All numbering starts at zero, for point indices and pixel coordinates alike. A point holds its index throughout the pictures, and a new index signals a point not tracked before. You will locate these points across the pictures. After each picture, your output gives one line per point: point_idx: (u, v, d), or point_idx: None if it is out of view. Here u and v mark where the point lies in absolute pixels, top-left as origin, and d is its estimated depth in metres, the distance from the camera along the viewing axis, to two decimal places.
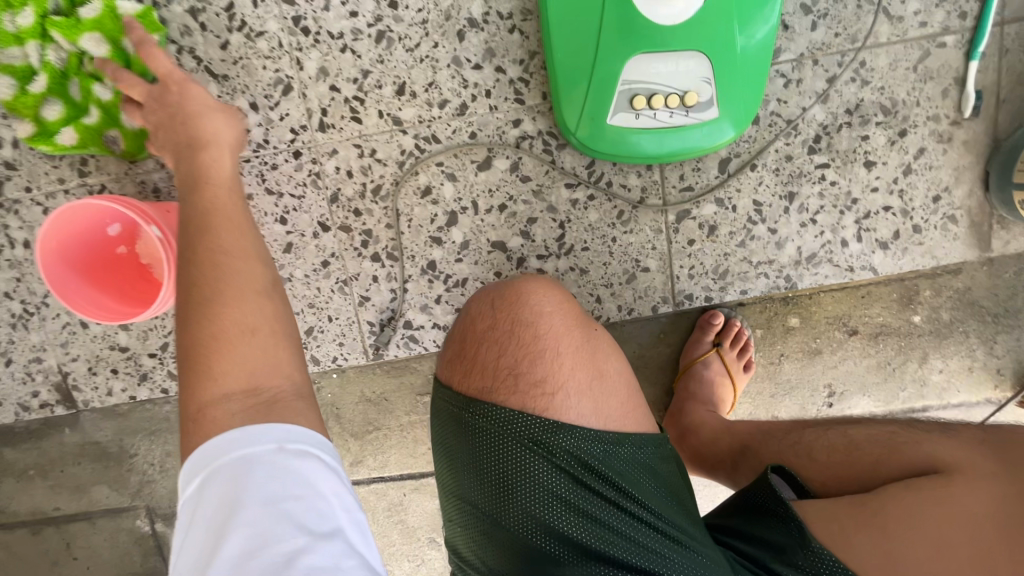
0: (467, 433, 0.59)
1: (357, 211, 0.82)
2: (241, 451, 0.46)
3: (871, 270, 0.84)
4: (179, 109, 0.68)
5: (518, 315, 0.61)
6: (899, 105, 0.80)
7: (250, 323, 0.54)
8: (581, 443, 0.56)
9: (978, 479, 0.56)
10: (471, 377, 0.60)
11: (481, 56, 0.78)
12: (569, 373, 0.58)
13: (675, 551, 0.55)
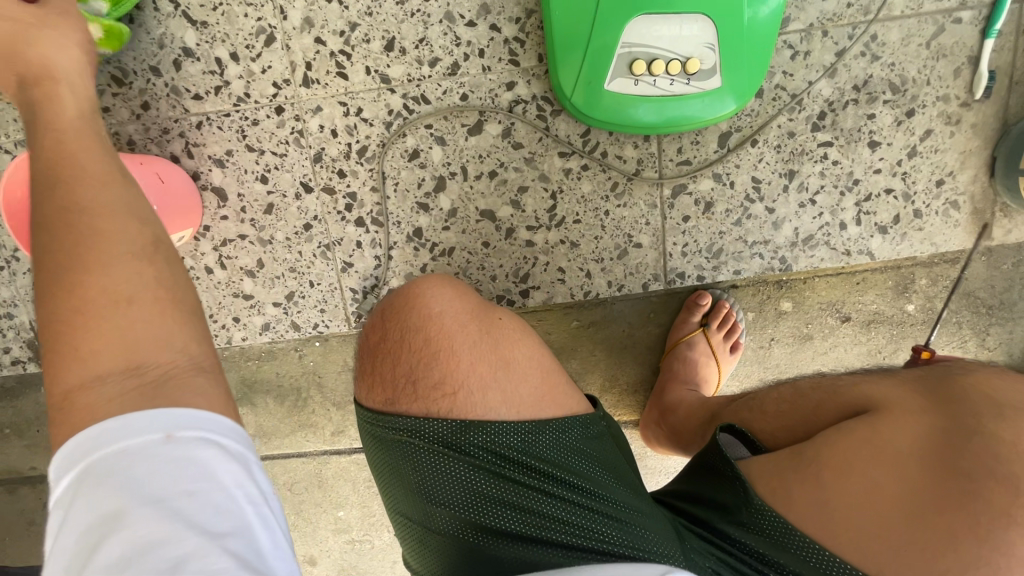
0: (383, 447, 0.56)
1: (341, 172, 0.78)
2: (114, 445, 0.35)
3: (867, 254, 0.82)
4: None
5: (407, 322, 0.57)
6: (908, 83, 0.76)
7: (122, 292, 0.40)
8: (494, 436, 0.53)
9: (911, 412, 0.51)
10: (377, 394, 0.56)
11: (476, 12, 0.74)
12: (468, 369, 0.54)
13: (611, 529, 0.51)
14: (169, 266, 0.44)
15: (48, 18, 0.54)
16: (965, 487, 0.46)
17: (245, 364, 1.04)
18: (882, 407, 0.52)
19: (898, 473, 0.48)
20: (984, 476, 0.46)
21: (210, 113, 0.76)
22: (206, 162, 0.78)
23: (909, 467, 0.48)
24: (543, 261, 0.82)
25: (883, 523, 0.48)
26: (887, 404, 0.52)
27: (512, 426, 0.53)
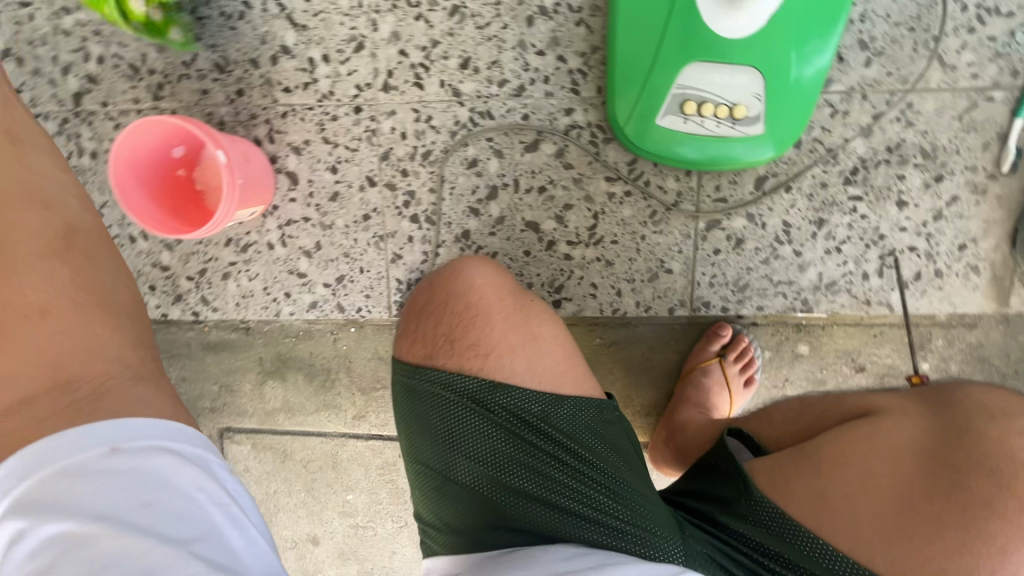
0: (413, 396, 0.61)
1: (404, 171, 0.86)
2: (60, 461, 0.47)
3: (886, 306, 0.87)
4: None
5: (452, 288, 0.64)
6: (939, 151, 0.82)
7: (37, 299, 0.61)
8: (518, 399, 0.58)
9: (904, 418, 0.56)
10: (416, 349, 0.63)
11: (546, 43, 0.81)
12: (501, 335, 0.60)
13: (616, 503, 0.55)
14: (90, 268, 0.67)
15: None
16: (956, 482, 0.51)
17: (282, 341, 1.10)
18: (881, 410, 0.58)
19: (893, 468, 0.53)
20: (973, 474, 0.51)
21: (296, 105, 0.84)
22: (285, 148, 0.86)
23: (903, 463, 0.53)
24: (578, 275, 0.88)
25: (876, 512, 0.51)
26: (886, 408, 0.58)
27: (536, 395, 0.58)
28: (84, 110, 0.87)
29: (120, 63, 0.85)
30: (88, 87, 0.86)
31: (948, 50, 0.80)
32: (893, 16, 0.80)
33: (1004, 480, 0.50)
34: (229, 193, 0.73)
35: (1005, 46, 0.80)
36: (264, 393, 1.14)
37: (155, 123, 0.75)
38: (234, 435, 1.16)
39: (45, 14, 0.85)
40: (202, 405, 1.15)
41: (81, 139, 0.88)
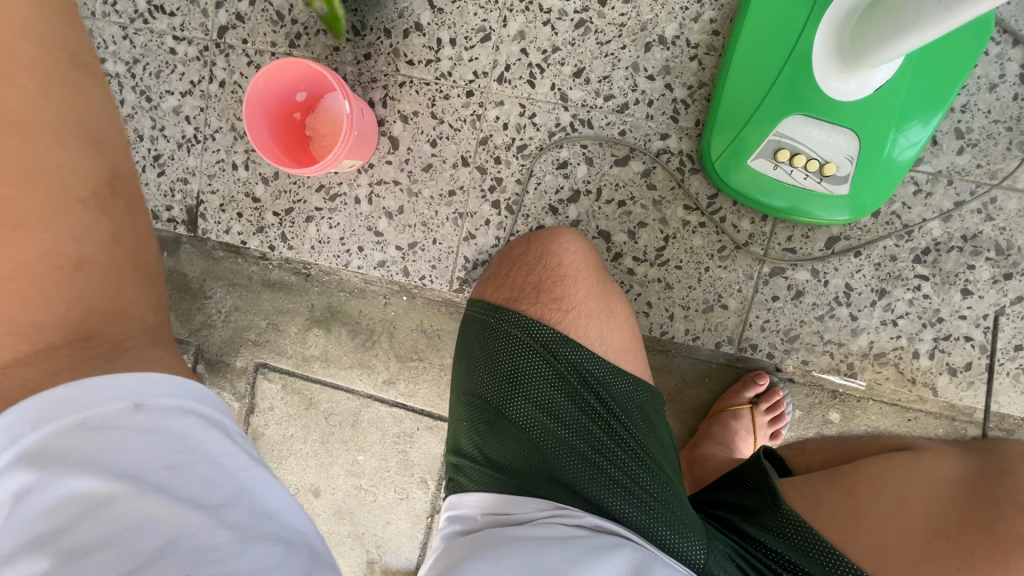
0: (489, 333, 0.70)
1: (497, 159, 0.91)
2: (86, 412, 0.40)
3: (930, 390, 0.87)
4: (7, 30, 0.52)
5: (549, 247, 0.74)
6: (1013, 250, 0.83)
7: (74, 255, 0.48)
8: (582, 356, 0.67)
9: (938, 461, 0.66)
10: (503, 291, 0.73)
11: (657, 70, 0.86)
12: (583, 299, 0.70)
13: (648, 476, 0.64)
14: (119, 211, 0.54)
15: None
16: (991, 512, 0.59)
17: (337, 293, 1.15)
18: (919, 457, 0.67)
19: (930, 499, 0.62)
20: (1005, 508, 0.59)
21: (414, 78, 0.91)
22: (394, 114, 0.92)
23: (938, 496, 0.62)
24: (636, 291, 0.91)
25: (910, 531, 0.60)
26: (921, 454, 0.68)
27: (600, 358, 0.68)
28: (225, 43, 0.95)
29: (268, 8, 0.93)
30: (234, 23, 0.94)
31: None
32: (993, 113, 0.81)
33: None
34: (348, 139, 0.79)
35: None
36: (306, 338, 1.18)
37: (296, 65, 0.83)
38: (267, 372, 1.20)
39: None
40: (246, 337, 1.20)
41: (215, 68, 0.96)
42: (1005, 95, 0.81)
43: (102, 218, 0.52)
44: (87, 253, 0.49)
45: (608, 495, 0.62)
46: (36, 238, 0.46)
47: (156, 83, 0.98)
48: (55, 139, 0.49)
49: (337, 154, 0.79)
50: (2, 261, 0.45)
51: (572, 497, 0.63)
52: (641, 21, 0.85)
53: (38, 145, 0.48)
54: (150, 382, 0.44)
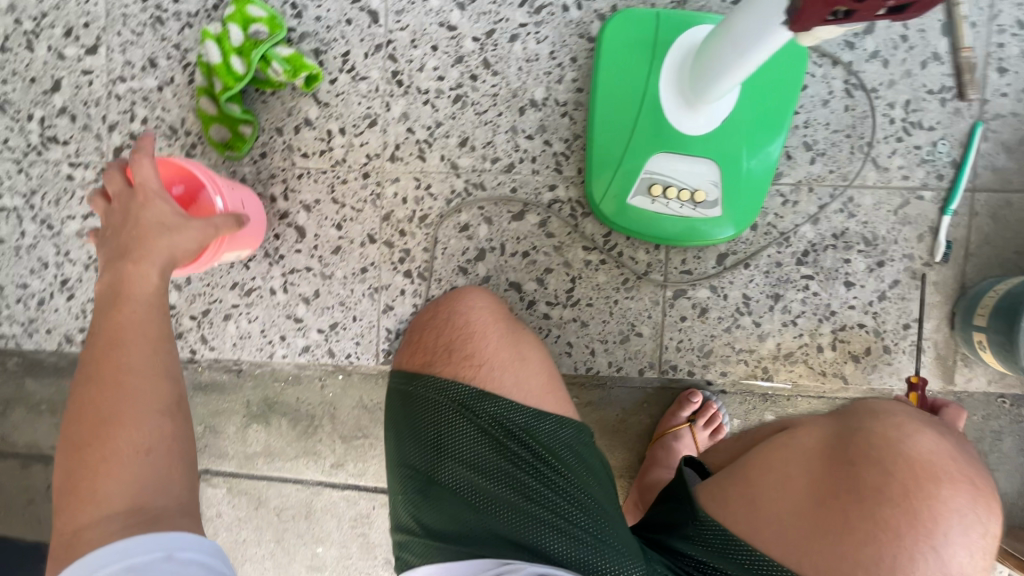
0: (408, 401, 0.70)
1: (402, 231, 0.95)
2: (126, 560, 0.48)
3: (841, 379, 0.93)
4: (132, 226, 0.66)
5: (455, 307, 0.75)
6: (879, 239, 0.91)
7: (141, 444, 0.56)
8: (503, 409, 0.67)
9: (812, 425, 0.68)
10: (417, 355, 0.73)
11: (534, 129, 0.92)
12: (493, 351, 0.71)
13: (584, 514, 0.64)
14: (170, 420, 0.58)
15: (148, 192, 0.67)
16: (852, 471, 0.60)
17: (271, 384, 1.14)
18: (798, 429, 0.69)
19: (805, 471, 0.63)
20: (864, 466, 0.60)
21: (311, 169, 0.95)
22: (297, 205, 0.95)
23: (814, 462, 0.63)
24: (555, 334, 0.95)
25: (795, 511, 0.61)
26: (798, 427, 0.69)
27: (518, 408, 0.68)
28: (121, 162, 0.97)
29: (161, 124, 0.96)
30: (128, 142, 0.96)
31: (881, 154, 0.90)
32: (832, 124, 0.90)
33: (893, 468, 0.59)
34: (219, 240, 0.78)
35: (930, 153, 0.89)
36: (246, 436, 1.15)
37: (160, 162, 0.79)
38: (211, 477, 1.17)
39: (103, 80, 0.96)
40: None
41: None
42: (838, 107, 0.90)
43: (167, 421, 0.58)
44: (154, 441, 0.56)
45: (546, 540, 0.63)
46: (119, 432, 0.55)
47: (57, 210, 0.98)
48: (149, 379, 0.59)
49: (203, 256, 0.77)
50: (99, 453, 0.54)
51: (514, 550, 0.64)
52: (512, 89, 0.92)
53: (136, 376, 0.59)
54: (182, 534, 0.51)
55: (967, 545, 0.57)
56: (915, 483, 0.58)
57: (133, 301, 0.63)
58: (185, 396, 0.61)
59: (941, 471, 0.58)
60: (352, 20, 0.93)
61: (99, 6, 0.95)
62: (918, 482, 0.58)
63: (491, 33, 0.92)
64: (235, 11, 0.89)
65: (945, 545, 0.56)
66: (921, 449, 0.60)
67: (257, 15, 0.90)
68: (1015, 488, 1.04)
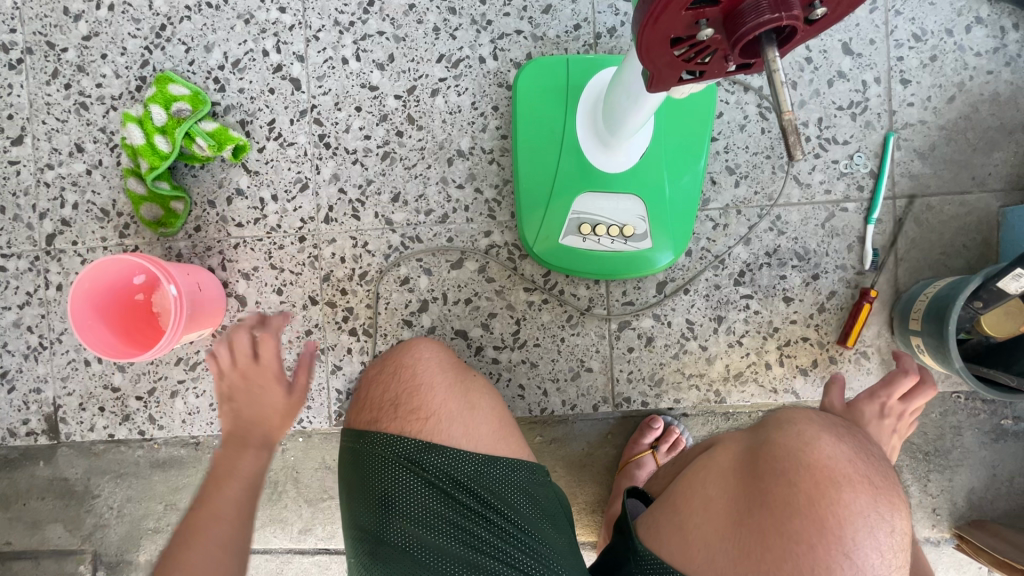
0: (356, 459, 0.69)
1: (343, 290, 0.95)
2: None
3: (792, 394, 0.93)
4: (248, 405, 0.70)
5: (401, 360, 0.74)
6: (811, 253, 0.93)
7: None
8: (451, 461, 0.67)
9: (737, 439, 0.69)
10: (364, 413, 0.72)
11: (464, 178, 0.94)
12: (438, 401, 0.70)
13: (535, 560, 0.66)
14: None
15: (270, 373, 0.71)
16: (763, 486, 0.60)
17: None
18: (722, 445, 0.70)
19: (724, 490, 0.64)
20: (772, 479, 0.60)
21: (247, 237, 0.95)
22: (235, 274, 0.95)
23: (733, 479, 0.64)
24: (506, 377, 0.94)
25: (718, 531, 0.61)
26: (724, 442, 0.70)
27: (466, 457, 0.67)
28: (54, 248, 0.96)
29: (92, 207, 0.95)
30: (60, 228, 0.96)
31: (802, 171, 0.92)
32: (751, 147, 0.93)
33: (796, 479, 0.59)
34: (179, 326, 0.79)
35: (848, 166, 0.92)
36: None
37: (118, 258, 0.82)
38: None
39: (31, 168, 0.96)
40: (144, 527, 1.12)
41: (50, 273, 0.96)
42: (754, 130, 0.93)
43: None
44: None
45: None
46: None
47: None
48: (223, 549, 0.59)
49: (162, 346, 0.77)
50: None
51: None
52: (438, 141, 0.94)
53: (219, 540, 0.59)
54: None
55: (878, 548, 0.56)
56: (818, 492, 0.58)
57: (237, 481, 0.64)
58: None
59: (841, 476, 0.58)
60: (275, 89, 0.94)
61: (22, 98, 0.96)
62: (821, 490, 0.58)
63: (412, 90, 0.94)
64: (156, 92, 0.91)
65: (857, 551, 0.56)
66: (822, 455, 0.60)
67: (179, 93, 0.91)
68: (982, 481, 1.05)
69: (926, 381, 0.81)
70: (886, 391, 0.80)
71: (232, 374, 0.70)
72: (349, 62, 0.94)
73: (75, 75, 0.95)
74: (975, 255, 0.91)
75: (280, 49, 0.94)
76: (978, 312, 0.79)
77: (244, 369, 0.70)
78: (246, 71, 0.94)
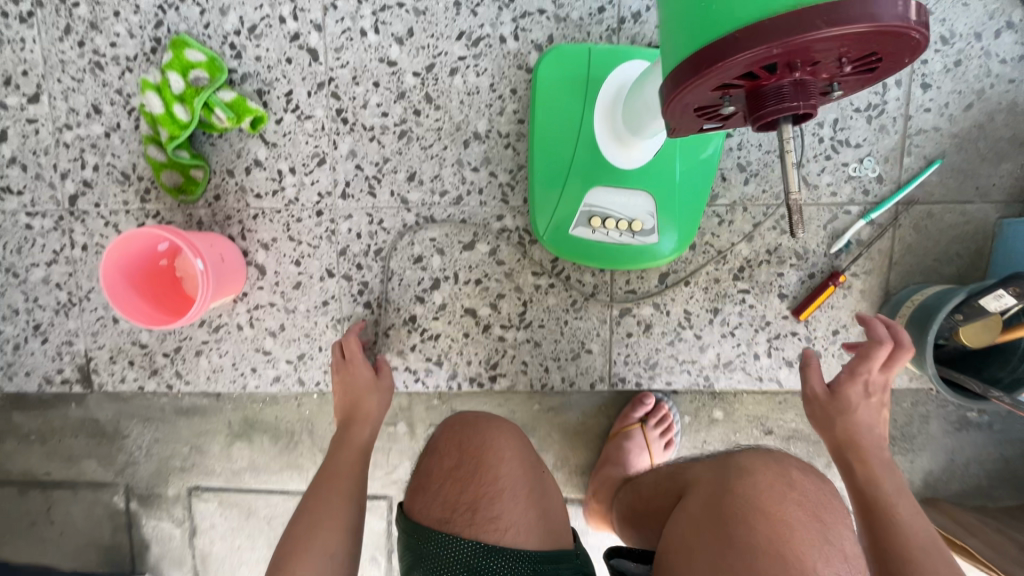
0: (425, 558, 0.71)
1: (359, 265, 0.99)
2: None
3: (776, 382, 1.00)
4: (353, 387, 0.91)
5: (482, 458, 0.78)
6: (810, 253, 0.96)
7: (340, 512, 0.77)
8: (516, 564, 0.69)
9: (701, 478, 0.74)
10: (436, 509, 0.75)
11: (479, 161, 0.95)
12: (513, 508, 0.74)
13: None
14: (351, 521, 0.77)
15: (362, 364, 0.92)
16: (730, 528, 0.64)
17: (250, 405, 1.20)
18: (689, 489, 0.74)
19: (695, 531, 0.67)
20: (736, 522, 0.64)
21: (266, 209, 0.97)
22: (255, 244, 0.98)
23: (700, 521, 0.68)
24: (510, 354, 1.00)
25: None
26: (692, 485, 0.75)
27: (533, 561, 0.70)
28: (77, 209, 0.98)
29: (112, 170, 0.97)
30: (82, 190, 0.98)
31: (811, 173, 0.94)
32: (764, 145, 0.94)
33: (755, 523, 0.63)
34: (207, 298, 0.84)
35: (857, 170, 0.94)
36: (231, 453, 1.22)
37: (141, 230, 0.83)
38: (201, 492, 1.23)
39: (49, 128, 0.96)
40: (171, 465, 1.23)
41: (74, 234, 0.99)
42: None
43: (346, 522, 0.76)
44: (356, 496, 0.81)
45: None
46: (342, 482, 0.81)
47: (20, 259, 1.00)
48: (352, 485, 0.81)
49: (191, 318, 0.82)
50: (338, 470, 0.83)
51: None
52: (455, 122, 0.94)
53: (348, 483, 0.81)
54: None
55: None
56: (775, 534, 0.62)
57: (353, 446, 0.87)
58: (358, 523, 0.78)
59: (791, 518, 0.64)
60: (292, 59, 0.93)
61: (35, 53, 0.95)
62: (776, 533, 0.62)
63: (431, 68, 0.93)
64: (173, 58, 0.90)
65: None
66: (777, 504, 0.65)
67: (195, 60, 0.90)
68: (940, 464, 1.14)
69: (903, 347, 0.82)
70: (865, 366, 0.83)
71: (338, 366, 0.93)
72: (367, 34, 0.93)
73: (88, 33, 0.94)
74: (967, 263, 0.95)
75: (297, 16, 0.93)
76: (958, 325, 0.85)
77: (346, 363, 0.93)
78: (263, 38, 0.93)
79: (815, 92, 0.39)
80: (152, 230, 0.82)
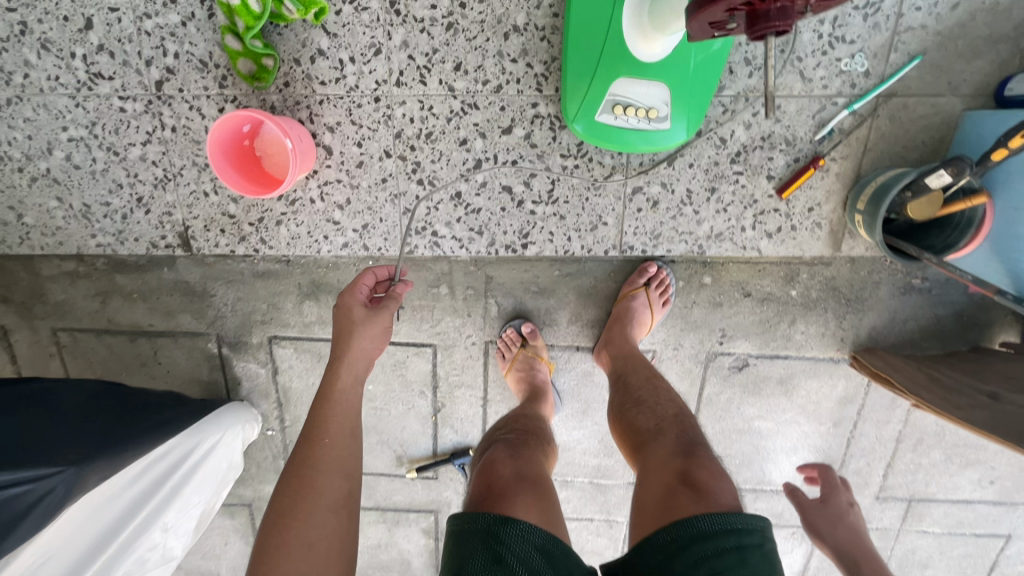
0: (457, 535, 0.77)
1: (412, 147, 1.15)
2: None
3: (758, 250, 1.21)
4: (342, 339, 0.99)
5: (511, 470, 0.90)
6: (798, 139, 1.13)
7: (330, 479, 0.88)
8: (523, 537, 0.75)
9: (662, 453, 0.91)
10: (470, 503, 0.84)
11: (517, 53, 1.09)
12: (529, 506, 0.81)
13: None
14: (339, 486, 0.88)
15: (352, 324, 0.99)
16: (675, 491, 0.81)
17: (316, 270, 1.43)
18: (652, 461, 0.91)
19: (652, 491, 0.84)
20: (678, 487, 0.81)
21: (330, 95, 1.12)
22: (322, 127, 1.14)
23: (656, 486, 0.84)
24: (540, 226, 1.20)
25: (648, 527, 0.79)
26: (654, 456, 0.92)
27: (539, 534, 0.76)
28: (165, 94, 1.12)
29: (192, 58, 1.10)
30: (167, 76, 1.11)
31: (807, 67, 1.08)
32: None
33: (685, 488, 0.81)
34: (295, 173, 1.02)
35: (848, 65, 1.08)
36: (302, 309, 1.47)
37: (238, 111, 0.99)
38: (279, 341, 1.50)
39: (131, 17, 1.09)
40: (254, 319, 1.48)
41: (164, 116, 1.14)
42: None
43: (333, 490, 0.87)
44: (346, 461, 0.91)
45: None
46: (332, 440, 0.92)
47: (118, 138, 1.16)
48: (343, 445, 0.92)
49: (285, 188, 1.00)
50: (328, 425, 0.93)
51: None
52: (497, 16, 1.07)
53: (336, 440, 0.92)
54: None
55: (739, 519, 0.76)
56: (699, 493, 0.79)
57: (343, 397, 0.96)
58: (349, 493, 0.88)
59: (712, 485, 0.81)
60: None
61: None
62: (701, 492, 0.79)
63: None
64: None
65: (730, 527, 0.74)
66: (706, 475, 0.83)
67: None
68: (885, 322, 1.40)
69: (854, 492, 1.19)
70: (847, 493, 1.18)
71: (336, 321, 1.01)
72: None
73: None
74: (929, 150, 1.12)
75: None
76: (907, 202, 1.03)
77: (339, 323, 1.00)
78: None
79: (794, 14, 0.55)
80: (255, 113, 0.97)
